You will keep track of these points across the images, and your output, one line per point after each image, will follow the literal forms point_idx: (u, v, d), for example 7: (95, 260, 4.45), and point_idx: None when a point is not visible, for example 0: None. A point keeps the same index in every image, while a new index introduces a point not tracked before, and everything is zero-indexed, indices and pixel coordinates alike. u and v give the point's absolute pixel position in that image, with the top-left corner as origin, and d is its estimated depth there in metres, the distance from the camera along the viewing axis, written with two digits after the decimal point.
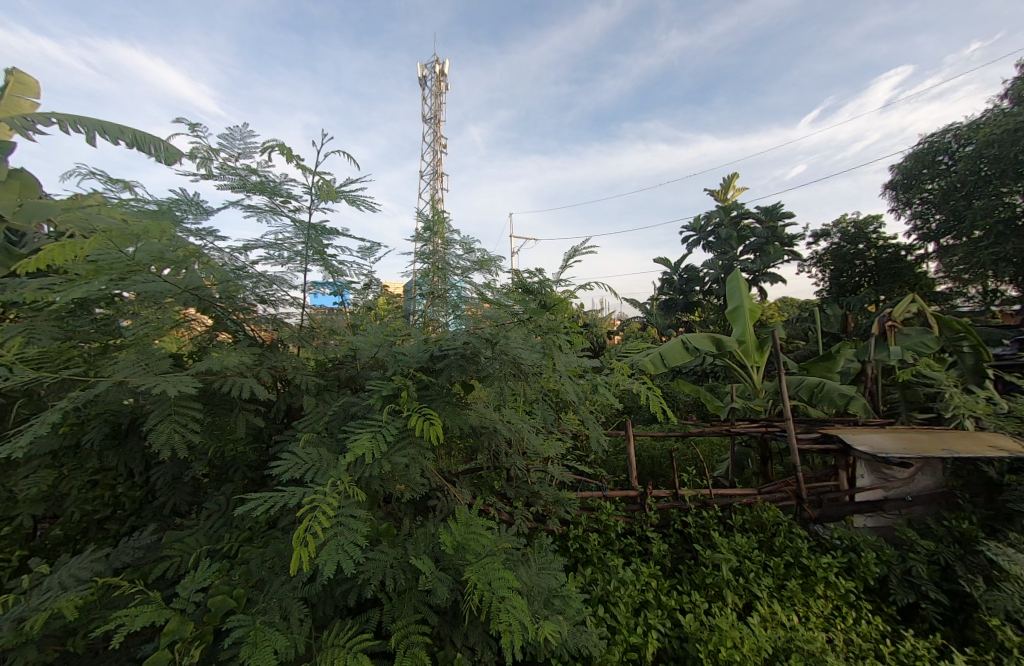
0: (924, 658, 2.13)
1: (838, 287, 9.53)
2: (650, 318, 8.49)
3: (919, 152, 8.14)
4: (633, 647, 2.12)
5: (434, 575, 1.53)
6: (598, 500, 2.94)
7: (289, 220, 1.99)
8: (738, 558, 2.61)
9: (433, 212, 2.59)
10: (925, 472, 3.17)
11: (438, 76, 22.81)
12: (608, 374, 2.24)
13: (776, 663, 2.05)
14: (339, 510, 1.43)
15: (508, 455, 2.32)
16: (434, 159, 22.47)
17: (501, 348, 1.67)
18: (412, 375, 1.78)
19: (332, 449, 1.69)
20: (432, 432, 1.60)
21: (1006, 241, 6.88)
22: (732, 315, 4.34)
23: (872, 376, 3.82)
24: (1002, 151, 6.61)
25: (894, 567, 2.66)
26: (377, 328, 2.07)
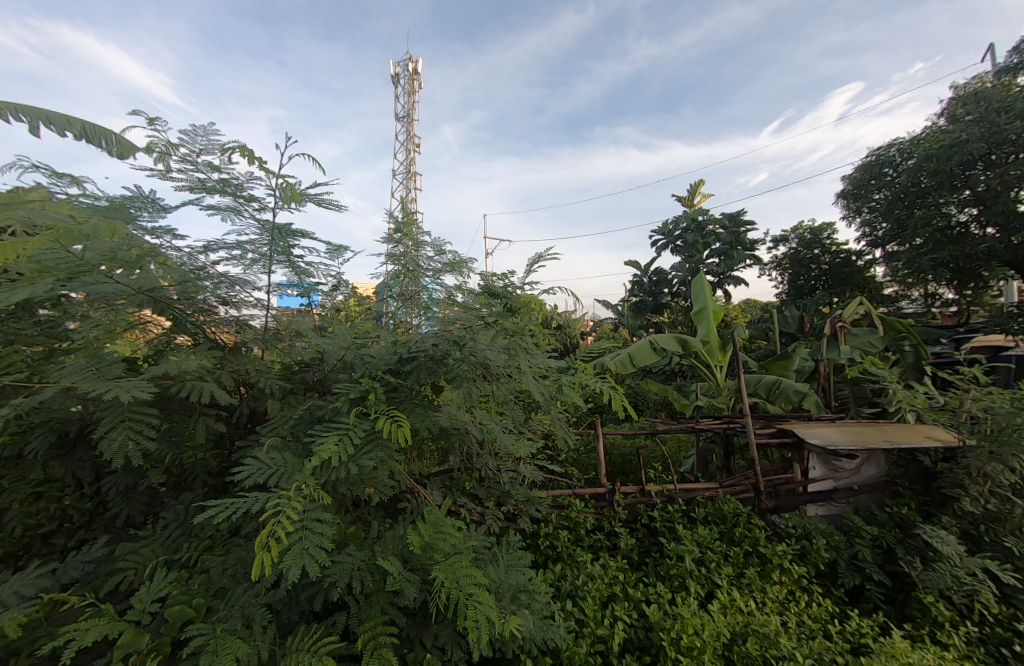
0: (867, 635, 2.29)
1: (795, 290, 10.02)
2: (621, 319, 8.67)
3: (868, 164, 8.70)
4: (600, 639, 2.18)
5: (402, 576, 1.54)
6: (569, 498, 2.98)
7: (252, 220, 1.95)
8: (700, 549, 2.72)
9: (403, 213, 2.59)
10: (870, 464, 3.35)
11: (413, 76, 22.65)
12: (574, 374, 2.30)
13: (734, 646, 2.16)
14: (304, 514, 1.42)
15: (479, 455, 2.33)
16: (408, 159, 22.16)
17: (468, 349, 1.69)
18: (379, 378, 1.78)
19: (298, 454, 1.66)
20: (400, 434, 1.61)
21: (943, 248, 7.43)
22: (697, 317, 4.48)
23: (825, 373, 4.04)
24: (939, 165, 7.14)
25: (843, 552, 2.84)
26: (345, 330, 2.06)
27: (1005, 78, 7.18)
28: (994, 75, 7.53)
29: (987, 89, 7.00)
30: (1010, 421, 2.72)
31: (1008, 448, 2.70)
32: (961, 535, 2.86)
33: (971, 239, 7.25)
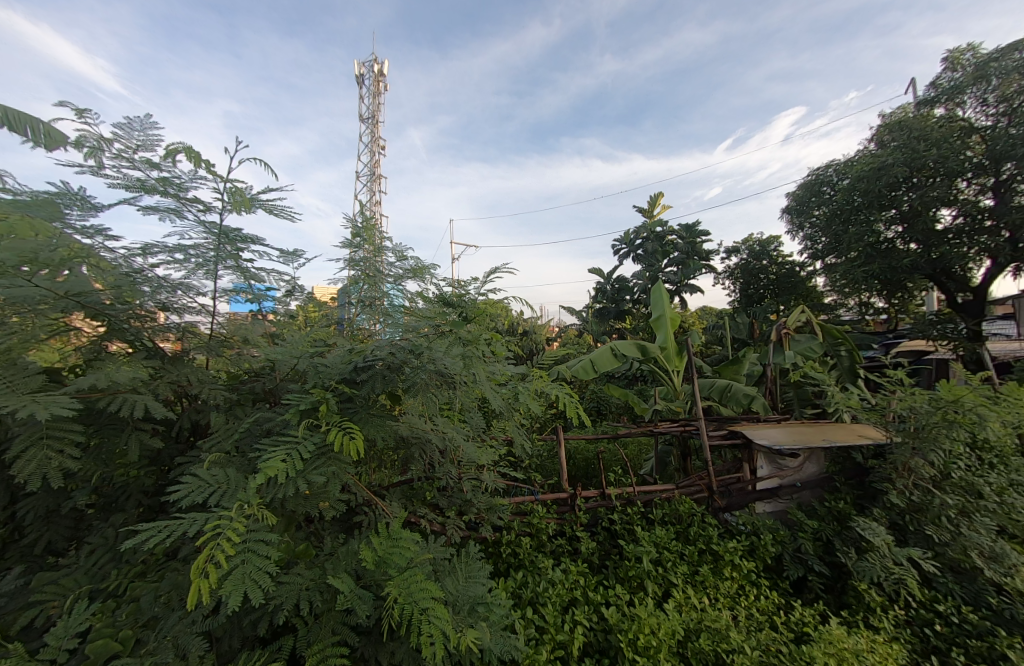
0: (809, 624, 2.43)
1: (746, 298, 10.57)
2: (585, 324, 8.79)
3: (809, 183, 9.35)
4: (560, 645, 2.19)
5: (354, 594, 1.49)
6: (531, 504, 2.97)
7: (196, 222, 1.85)
8: (657, 549, 2.79)
9: (363, 218, 2.53)
10: (810, 462, 3.56)
11: (378, 77, 22.33)
12: (530, 381, 2.31)
13: (687, 642, 2.23)
14: (246, 534, 1.36)
15: (440, 463, 2.29)
16: (372, 161, 21.71)
17: (424, 358, 1.67)
18: (332, 387, 1.73)
19: (242, 469, 1.58)
20: (352, 447, 1.56)
21: (874, 261, 8.03)
22: (656, 323, 4.62)
23: (771, 377, 4.27)
24: (870, 185, 7.76)
25: (787, 546, 3.00)
26: (298, 338, 1.98)
27: (923, 109, 7.93)
28: (914, 106, 8.31)
29: (909, 118, 7.70)
30: (929, 420, 3.00)
31: (927, 444, 2.96)
32: (890, 526, 3.08)
33: (897, 253, 7.89)
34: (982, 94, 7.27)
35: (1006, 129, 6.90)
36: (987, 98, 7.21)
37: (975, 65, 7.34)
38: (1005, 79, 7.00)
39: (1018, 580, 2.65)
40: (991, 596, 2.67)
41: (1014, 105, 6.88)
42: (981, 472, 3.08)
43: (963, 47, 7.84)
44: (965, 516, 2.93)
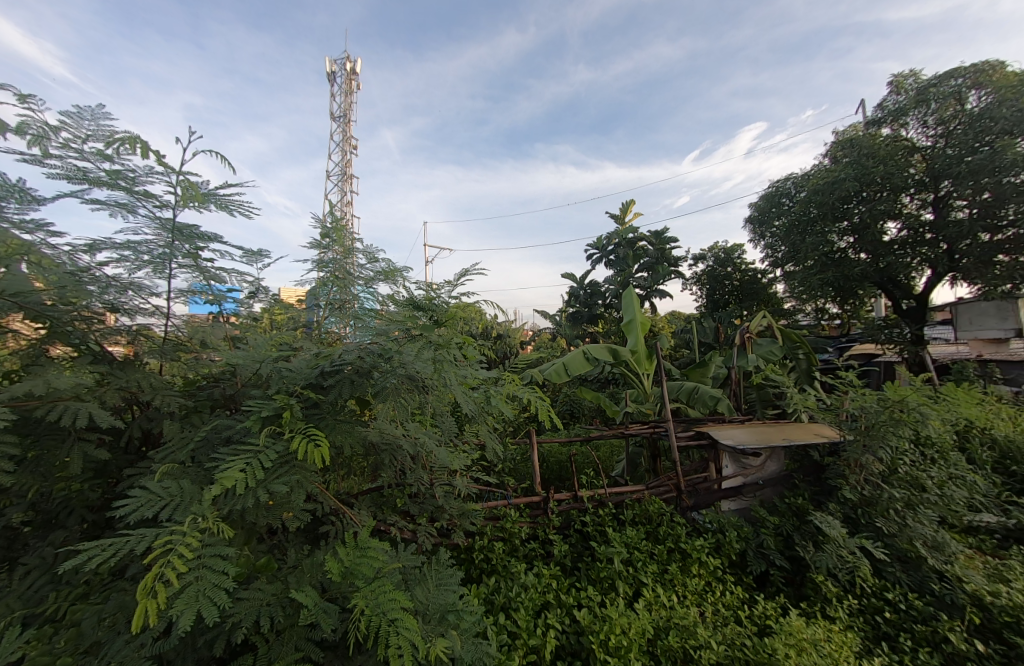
0: (771, 617, 2.50)
1: (712, 303, 10.93)
2: (558, 328, 8.87)
3: (770, 194, 9.77)
4: (532, 649, 2.19)
5: (319, 607, 1.44)
6: (504, 508, 2.93)
7: (150, 219, 1.76)
8: (628, 549, 2.82)
9: (332, 218, 2.46)
10: (772, 460, 3.67)
11: (351, 75, 21.91)
12: (502, 384, 2.30)
13: (657, 641, 2.26)
14: (202, 549, 1.30)
15: (411, 469, 2.24)
16: (343, 162, 21.25)
17: (395, 362, 1.63)
18: (297, 393, 1.66)
19: (198, 480, 1.50)
20: (317, 454, 1.50)
21: (828, 269, 8.44)
22: (626, 327, 4.68)
23: (736, 379, 4.41)
24: (826, 197, 8.19)
25: (750, 542, 3.09)
26: (262, 342, 1.90)
27: (872, 129, 8.43)
28: (864, 124, 8.84)
29: (860, 136, 8.17)
30: (877, 418, 3.17)
31: (876, 441, 3.13)
32: (844, 520, 3.23)
33: (849, 261, 8.28)
34: (923, 117, 7.79)
35: (944, 150, 7.42)
36: (927, 120, 7.74)
37: (917, 90, 7.87)
38: (942, 104, 7.53)
39: (957, 567, 2.87)
40: (934, 583, 2.84)
41: (951, 128, 7.42)
42: (924, 467, 3.28)
43: (906, 73, 8.39)
44: (910, 508, 3.10)
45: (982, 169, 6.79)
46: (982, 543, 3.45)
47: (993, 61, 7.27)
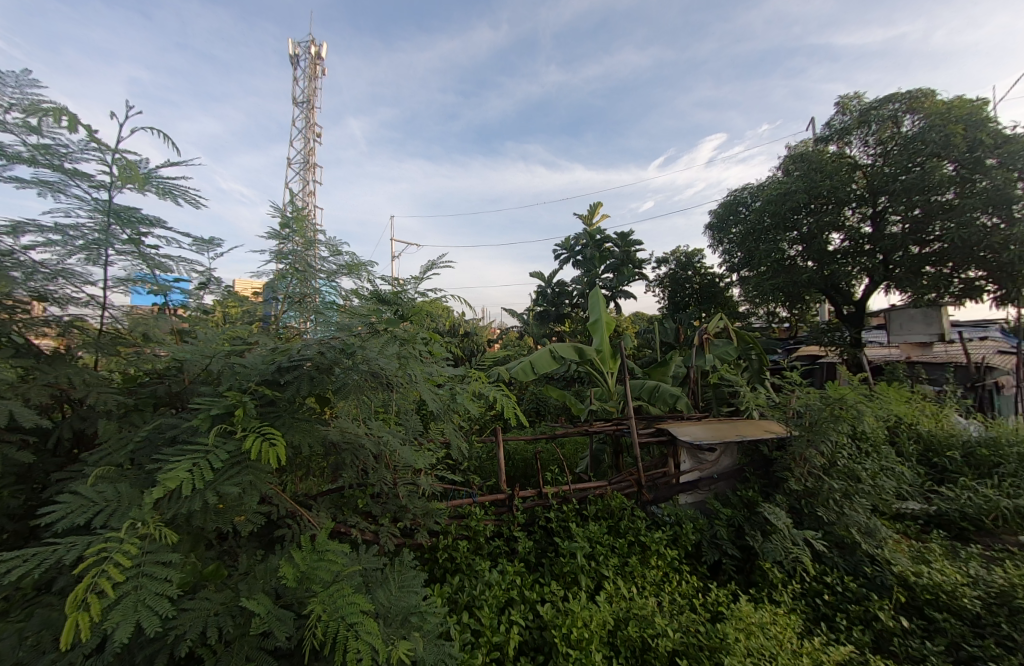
0: (723, 604, 2.61)
1: (673, 305, 11.29)
2: (526, 327, 8.87)
3: (727, 202, 10.19)
4: (495, 646, 2.18)
5: (272, 615, 1.37)
6: (468, 507, 2.90)
7: (83, 200, 1.63)
8: (591, 544, 2.85)
9: (292, 207, 2.34)
10: (725, 455, 3.76)
11: (315, 59, 21.13)
12: (467, 382, 2.27)
13: (617, 632, 2.30)
14: (142, 555, 1.21)
15: (373, 469, 2.17)
16: (306, 150, 20.46)
17: (357, 358, 1.57)
18: (251, 390, 1.57)
19: (138, 483, 1.40)
20: (273, 455, 1.42)
21: (779, 275, 8.85)
22: (592, 327, 4.73)
23: (694, 378, 4.56)
24: (780, 206, 8.61)
25: (705, 533, 3.21)
26: (212, 336, 1.79)
27: (820, 145, 8.92)
28: (814, 140, 9.37)
29: (809, 151, 8.67)
30: (819, 415, 3.37)
31: (819, 435, 3.32)
32: (789, 510, 3.40)
33: (798, 269, 8.78)
34: (865, 136, 8.31)
35: (882, 168, 7.99)
36: (869, 140, 8.27)
37: (860, 111, 8.38)
38: (881, 126, 8.07)
39: (886, 550, 3.12)
40: (867, 566, 3.07)
41: (888, 148, 7.99)
42: (859, 459, 3.52)
43: (850, 95, 8.92)
44: (847, 497, 3.33)
45: (914, 188, 7.41)
46: (908, 528, 3.74)
47: (925, 88, 7.86)
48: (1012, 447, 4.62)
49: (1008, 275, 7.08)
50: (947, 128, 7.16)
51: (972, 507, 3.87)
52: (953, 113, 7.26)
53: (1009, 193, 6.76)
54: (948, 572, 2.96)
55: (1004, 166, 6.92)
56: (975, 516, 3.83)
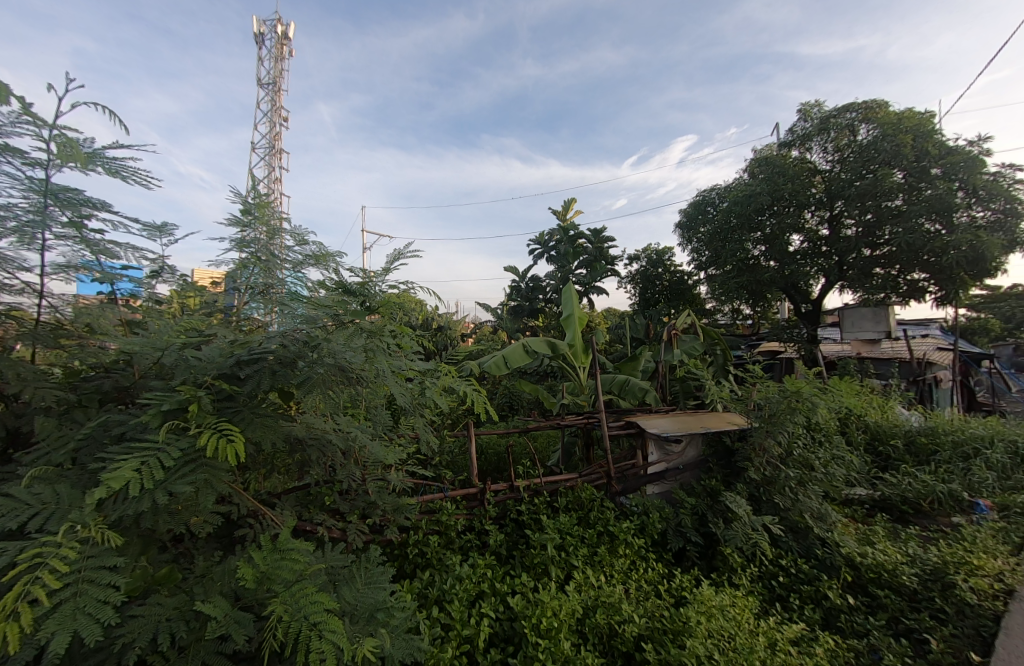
0: (686, 589, 2.69)
1: (644, 301, 11.53)
2: (499, 322, 8.87)
3: (696, 202, 10.44)
4: (465, 639, 2.17)
5: (230, 618, 1.32)
6: (440, 501, 2.88)
7: (14, 178, 1.50)
8: (561, 535, 2.89)
9: (254, 194, 2.24)
10: (691, 446, 3.89)
11: (281, 40, 20.31)
12: (437, 376, 2.24)
13: (585, 621, 2.34)
14: (83, 560, 1.15)
15: (341, 465, 2.13)
16: (272, 134, 19.63)
17: (323, 351, 1.52)
18: (207, 385, 1.49)
19: (79, 485, 1.31)
20: (231, 452, 1.36)
21: (743, 274, 9.18)
22: (564, 322, 4.76)
23: (662, 372, 4.68)
24: (745, 207, 8.89)
25: (671, 522, 3.31)
26: (166, 327, 1.69)
27: (783, 150, 9.24)
28: (778, 144, 9.72)
29: (773, 155, 9.00)
30: (777, 408, 3.52)
31: (776, 426, 3.47)
32: (749, 498, 3.55)
33: (761, 268, 9.12)
34: (824, 143, 8.67)
35: (839, 174, 8.36)
36: (827, 147, 8.63)
37: (820, 119, 8.73)
38: (839, 134, 8.44)
39: (835, 533, 3.30)
40: (818, 548, 3.24)
41: (844, 155, 8.38)
42: (812, 449, 3.70)
43: (811, 102, 9.27)
44: (801, 485, 3.50)
45: (867, 193, 7.80)
46: (856, 512, 3.97)
47: (879, 99, 8.27)
48: (947, 437, 4.97)
49: (948, 277, 7.57)
50: (898, 138, 7.57)
51: (911, 491, 4.14)
52: (904, 124, 7.68)
53: (951, 201, 7.23)
54: (890, 552, 3.16)
55: (947, 176, 7.39)
56: (914, 500, 4.10)
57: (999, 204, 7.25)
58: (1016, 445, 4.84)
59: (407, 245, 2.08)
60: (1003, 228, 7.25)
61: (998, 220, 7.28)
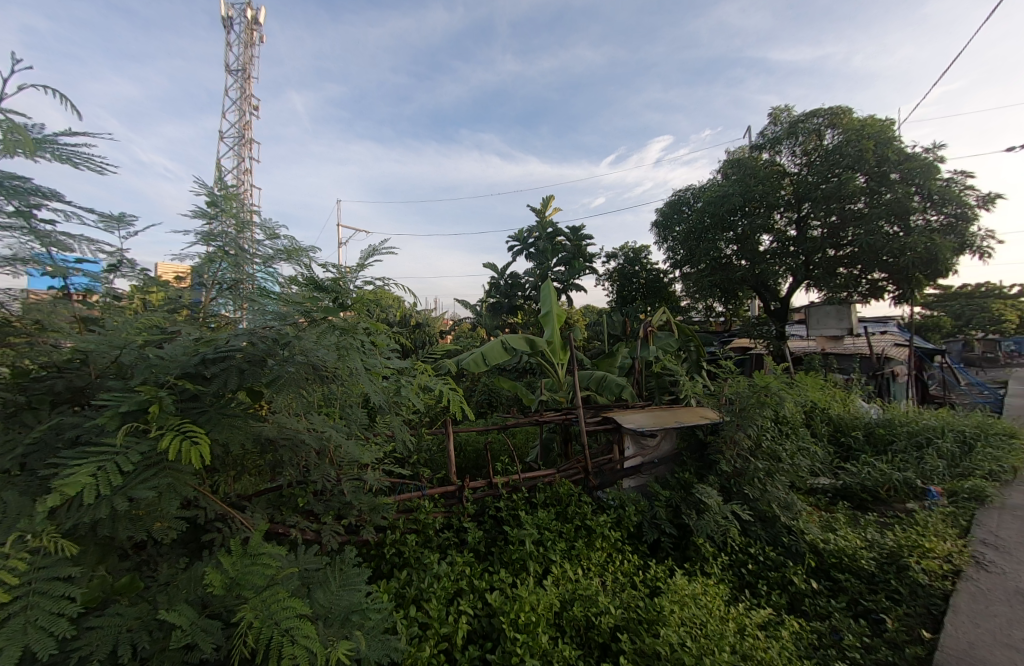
0: (661, 579, 2.75)
1: (621, 298, 11.68)
2: (478, 319, 8.84)
3: (671, 202, 10.61)
4: (443, 637, 2.15)
5: (196, 626, 1.27)
6: (418, 500, 2.85)
7: None
8: (539, 530, 2.90)
9: (221, 184, 2.15)
10: (666, 440, 3.97)
11: (250, 25, 19.61)
12: (413, 375, 2.21)
13: (563, 614, 2.36)
14: (33, 572, 1.08)
15: (316, 465, 2.08)
16: (241, 123, 18.92)
17: (294, 349, 1.48)
18: (169, 384, 1.43)
19: (29, 492, 1.24)
20: (196, 455, 1.31)
21: (716, 273, 9.41)
22: (543, 319, 4.76)
23: (638, 368, 4.75)
24: (718, 207, 9.09)
25: (646, 514, 3.37)
26: (125, 324, 1.61)
27: (754, 153, 9.48)
28: (749, 146, 9.98)
29: (745, 157, 9.24)
30: (748, 402, 3.62)
31: (746, 420, 3.58)
32: (720, 489, 3.64)
33: (733, 267, 9.37)
34: (793, 147, 8.94)
35: (806, 177, 8.64)
36: (796, 150, 8.91)
37: (789, 123, 9.00)
38: (807, 138, 8.71)
39: (800, 522, 3.43)
40: (784, 536, 3.36)
41: (811, 159, 8.68)
42: (780, 441, 3.83)
43: (781, 107, 9.53)
44: (769, 476, 3.62)
45: (832, 196, 8.11)
46: (820, 501, 4.14)
47: (844, 105, 8.58)
48: (903, 428, 5.24)
49: (905, 277, 7.96)
50: (861, 143, 7.89)
51: (870, 480, 4.34)
52: (866, 130, 8.00)
53: (908, 205, 7.59)
54: (850, 537, 3.31)
55: (905, 181, 7.76)
56: (872, 488, 4.30)
57: (952, 208, 7.65)
58: (964, 434, 5.14)
59: (381, 240, 2.04)
60: (955, 231, 7.66)
61: (950, 223, 7.68)
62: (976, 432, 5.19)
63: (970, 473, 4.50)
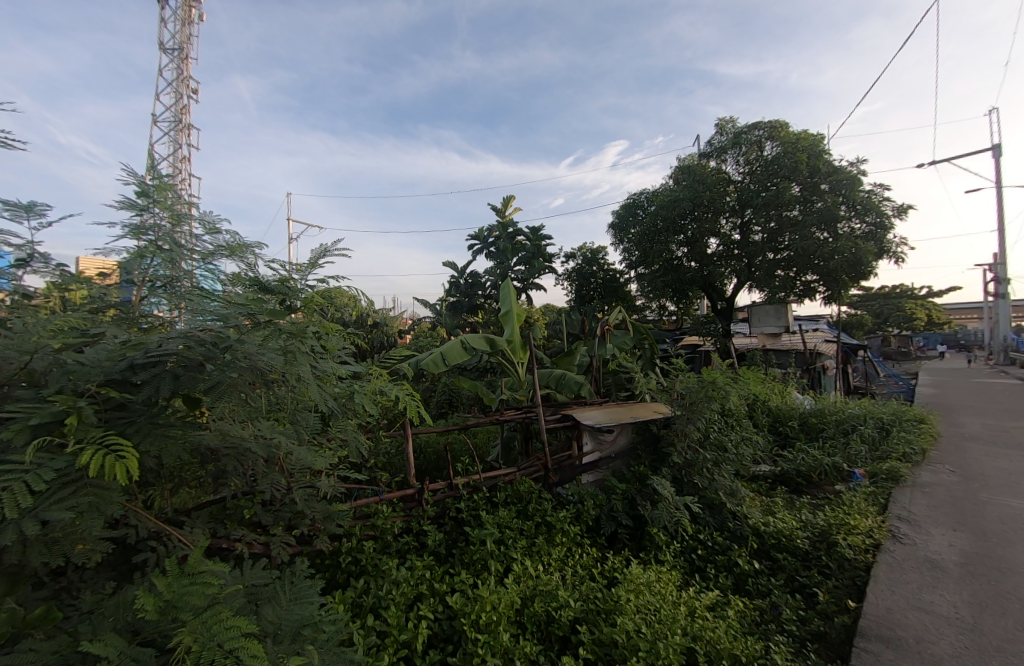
0: (617, 570, 2.83)
1: (579, 298, 11.90)
2: (438, 318, 8.73)
3: (626, 204, 10.91)
4: (403, 644, 2.10)
5: (126, 656, 1.16)
6: (375, 505, 2.73)
7: None
8: (500, 529, 2.90)
9: (152, 173, 1.97)
10: (622, 435, 4.08)
11: (188, 3, 18.34)
12: (367, 378, 2.14)
13: (524, 611, 2.37)
14: None
15: (263, 474, 1.96)
16: (178, 107, 17.63)
17: (235, 352, 1.40)
18: (91, 392, 1.29)
19: None
20: (123, 470, 1.20)
21: (668, 273, 9.78)
22: (503, 318, 4.75)
23: (595, 366, 4.85)
24: (669, 211, 9.45)
25: (604, 508, 3.44)
26: (36, 323, 1.45)
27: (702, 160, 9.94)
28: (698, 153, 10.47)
29: (693, 165, 9.67)
30: (696, 396, 3.78)
31: (696, 413, 3.73)
32: (673, 481, 3.79)
33: (684, 268, 9.78)
34: (737, 157, 9.46)
35: (748, 184, 9.18)
36: (739, 159, 9.43)
37: (733, 133, 9.50)
38: (749, 149, 9.24)
39: (744, 507, 3.63)
40: (730, 522, 3.55)
41: (753, 168, 9.22)
42: (726, 433, 4.02)
43: (726, 118, 10.05)
44: (716, 465, 3.80)
45: (771, 203, 8.65)
46: (761, 487, 4.40)
47: (781, 119, 9.17)
48: (832, 417, 5.68)
49: (833, 278, 8.63)
50: (795, 156, 8.48)
51: (805, 465, 4.67)
52: (800, 143, 8.60)
53: (836, 213, 8.23)
54: (787, 519, 3.53)
55: (834, 191, 8.41)
56: (806, 473, 4.62)
57: (872, 217, 8.37)
58: (882, 421, 5.65)
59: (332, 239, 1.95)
60: (875, 238, 8.40)
61: (872, 231, 8.41)
62: (892, 419, 5.71)
63: (887, 455, 4.94)
